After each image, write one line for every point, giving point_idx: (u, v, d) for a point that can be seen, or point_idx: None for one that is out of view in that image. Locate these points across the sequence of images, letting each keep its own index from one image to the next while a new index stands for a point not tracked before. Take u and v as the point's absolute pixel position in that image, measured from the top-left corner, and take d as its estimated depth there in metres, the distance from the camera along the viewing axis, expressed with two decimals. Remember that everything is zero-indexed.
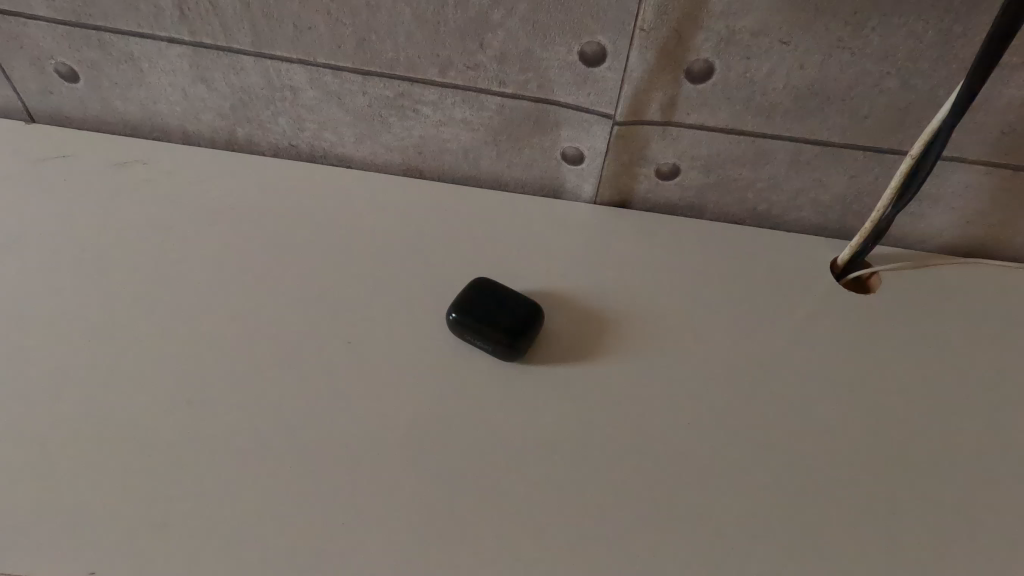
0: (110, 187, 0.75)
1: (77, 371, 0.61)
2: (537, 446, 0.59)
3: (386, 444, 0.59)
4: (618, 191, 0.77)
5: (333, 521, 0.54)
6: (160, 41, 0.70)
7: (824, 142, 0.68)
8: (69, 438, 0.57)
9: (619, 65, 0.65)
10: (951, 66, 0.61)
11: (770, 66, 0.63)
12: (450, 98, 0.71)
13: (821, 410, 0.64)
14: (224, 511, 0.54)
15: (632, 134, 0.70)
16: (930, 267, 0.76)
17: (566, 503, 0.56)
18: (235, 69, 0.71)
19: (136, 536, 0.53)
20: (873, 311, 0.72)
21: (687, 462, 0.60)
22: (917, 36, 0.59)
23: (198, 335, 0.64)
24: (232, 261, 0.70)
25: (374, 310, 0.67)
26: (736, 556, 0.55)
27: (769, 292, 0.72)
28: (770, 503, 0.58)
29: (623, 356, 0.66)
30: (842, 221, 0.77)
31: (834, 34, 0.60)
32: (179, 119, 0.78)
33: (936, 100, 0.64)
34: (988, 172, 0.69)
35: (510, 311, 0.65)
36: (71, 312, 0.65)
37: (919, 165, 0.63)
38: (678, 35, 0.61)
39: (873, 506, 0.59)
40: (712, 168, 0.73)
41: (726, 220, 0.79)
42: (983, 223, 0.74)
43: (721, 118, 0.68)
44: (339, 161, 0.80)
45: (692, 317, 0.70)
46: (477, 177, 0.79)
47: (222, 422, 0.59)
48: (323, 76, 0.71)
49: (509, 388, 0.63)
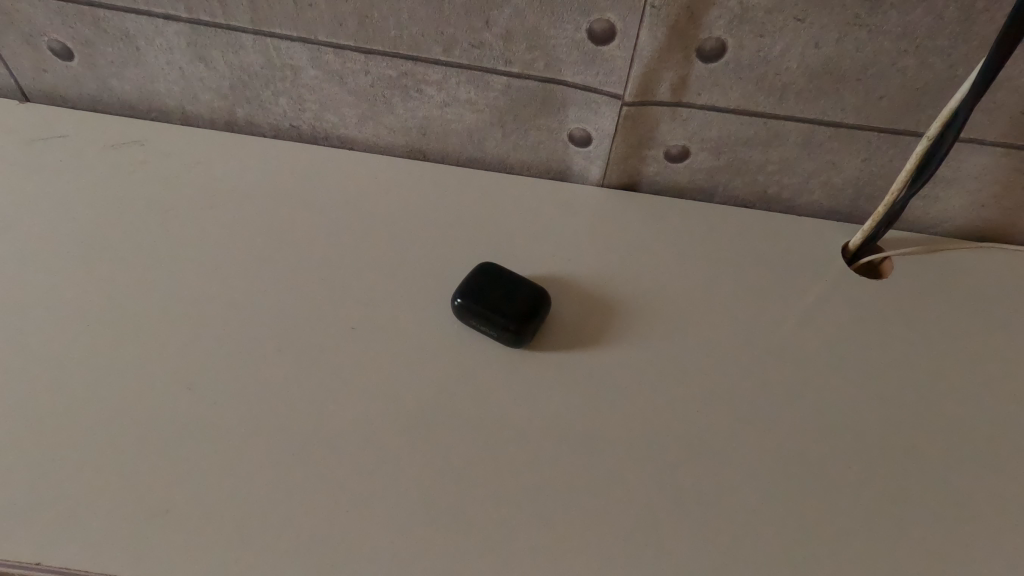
0: (108, 168, 0.73)
1: (75, 356, 0.60)
2: (542, 435, 0.58)
3: (392, 430, 0.58)
4: (625, 174, 0.76)
5: (337, 510, 0.53)
6: (156, 18, 0.68)
7: (838, 123, 0.67)
8: (67, 423, 0.56)
9: (628, 43, 0.63)
10: (972, 44, 0.59)
11: (784, 44, 0.61)
12: (455, 78, 0.69)
13: (832, 396, 0.63)
14: (226, 498, 0.53)
15: (641, 115, 0.69)
16: (942, 251, 0.75)
17: (573, 492, 0.56)
18: (234, 47, 0.70)
19: (140, 522, 0.52)
20: (885, 296, 0.71)
21: (696, 449, 0.59)
22: (937, 13, 0.57)
23: (197, 319, 0.63)
24: (233, 243, 0.69)
25: (377, 293, 0.66)
26: (744, 548, 0.54)
27: (779, 278, 0.71)
28: (780, 491, 0.57)
29: (630, 342, 0.65)
30: (853, 204, 0.75)
31: (851, 11, 0.58)
32: (177, 99, 0.76)
33: (955, 79, 0.62)
34: (1003, 155, 0.67)
35: (516, 297, 0.63)
36: (69, 296, 0.64)
37: (936, 147, 0.61)
38: (690, 12, 0.60)
39: (884, 495, 0.58)
40: (722, 150, 0.72)
41: (735, 204, 0.78)
42: (996, 206, 0.73)
43: (733, 98, 0.66)
44: (341, 143, 0.79)
45: (701, 302, 0.68)
46: (481, 160, 0.78)
47: (224, 408, 0.58)
48: (325, 55, 0.69)
49: (516, 373, 0.62)
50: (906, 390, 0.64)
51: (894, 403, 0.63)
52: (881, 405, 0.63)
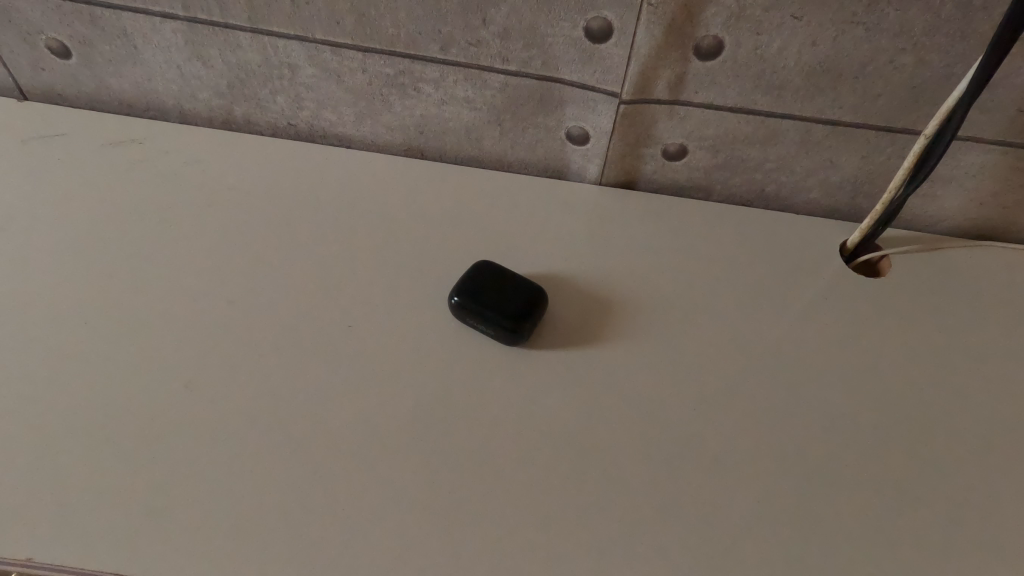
0: (106, 167, 0.74)
1: (72, 355, 0.60)
2: (538, 433, 0.58)
3: (388, 428, 0.58)
4: (623, 172, 0.76)
5: (332, 508, 0.53)
6: (154, 16, 0.68)
7: (836, 122, 0.67)
8: (64, 421, 0.56)
9: (625, 41, 0.63)
10: (970, 42, 0.59)
11: (782, 42, 0.61)
12: (453, 76, 0.69)
13: (830, 395, 0.63)
14: (222, 495, 0.53)
15: (638, 113, 0.69)
16: (941, 250, 0.75)
17: (569, 490, 0.56)
18: (231, 45, 0.70)
19: (137, 519, 0.52)
20: (882, 294, 0.71)
21: (692, 448, 0.59)
22: (934, 11, 0.57)
23: (194, 317, 0.63)
24: (231, 241, 0.69)
25: (374, 292, 0.66)
26: (740, 547, 0.54)
27: (777, 277, 0.71)
28: (776, 490, 0.57)
29: (627, 341, 0.65)
30: (851, 202, 0.75)
31: (848, 9, 0.58)
32: (175, 97, 0.76)
33: (953, 77, 0.62)
34: (1001, 153, 0.67)
35: (513, 296, 0.63)
36: (66, 295, 0.64)
37: (934, 145, 0.61)
38: (686, 10, 0.60)
39: (881, 494, 0.58)
40: (720, 148, 0.72)
41: (733, 202, 0.78)
42: (995, 205, 0.72)
43: (730, 96, 0.66)
44: (339, 141, 0.79)
45: (699, 300, 0.68)
46: (479, 158, 0.78)
47: (220, 406, 0.58)
48: (322, 53, 0.69)
49: (512, 371, 0.62)
50: (903, 389, 0.64)
51: (892, 402, 0.63)
52: (878, 404, 0.63)
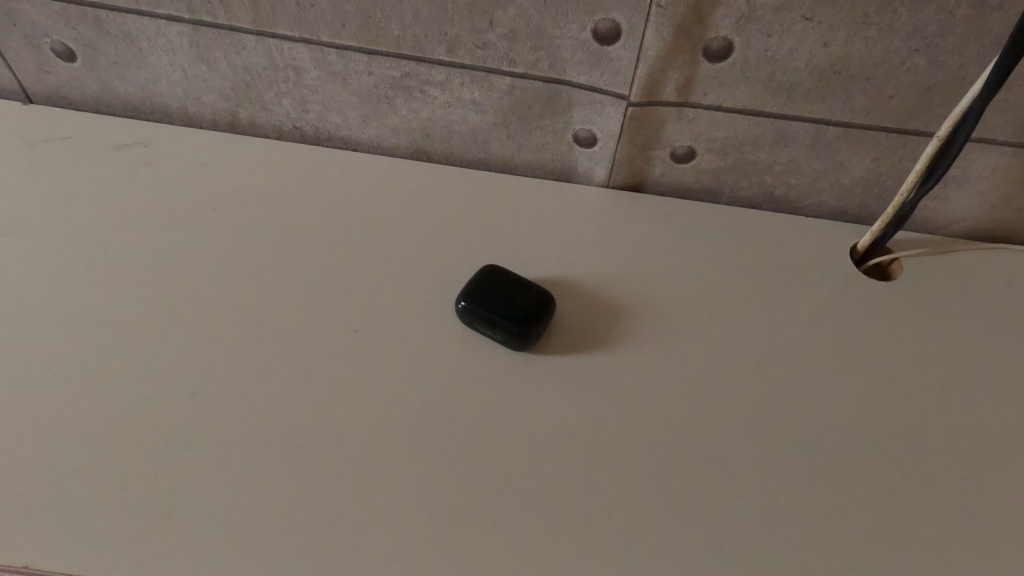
0: (110, 170, 0.73)
1: (75, 360, 0.59)
2: (546, 439, 0.58)
3: (394, 434, 0.57)
4: (631, 175, 0.75)
5: (337, 515, 0.53)
6: (159, 20, 0.68)
7: (847, 123, 0.66)
8: (66, 427, 0.56)
9: (634, 43, 0.62)
10: (983, 43, 0.58)
11: (792, 43, 0.60)
12: (459, 78, 0.69)
13: (842, 400, 0.62)
14: (226, 502, 0.53)
15: (647, 115, 0.68)
16: (952, 252, 0.74)
17: (578, 497, 0.55)
18: (237, 47, 0.69)
19: (139, 526, 0.51)
20: (894, 297, 0.70)
21: (702, 454, 0.58)
22: (948, 11, 0.56)
23: (198, 322, 0.63)
24: (234, 245, 0.68)
25: (380, 296, 0.66)
26: (752, 554, 0.53)
27: (787, 280, 0.70)
28: (788, 496, 0.56)
29: (636, 346, 0.64)
30: (862, 205, 0.74)
31: (860, 10, 0.57)
32: (180, 100, 0.76)
33: (966, 78, 0.61)
34: (1014, 154, 0.66)
35: (521, 300, 0.63)
36: (69, 299, 0.63)
37: (947, 146, 0.60)
38: (696, 12, 0.59)
39: (894, 501, 0.57)
40: (729, 150, 0.71)
41: (742, 204, 0.77)
42: (1008, 207, 0.72)
43: (740, 98, 0.66)
44: (344, 144, 0.78)
45: (708, 304, 0.68)
46: (485, 160, 0.77)
47: (224, 413, 0.57)
48: (328, 56, 0.69)
49: (520, 376, 0.61)
50: (917, 393, 0.63)
51: (905, 407, 0.62)
52: (891, 408, 0.62)
